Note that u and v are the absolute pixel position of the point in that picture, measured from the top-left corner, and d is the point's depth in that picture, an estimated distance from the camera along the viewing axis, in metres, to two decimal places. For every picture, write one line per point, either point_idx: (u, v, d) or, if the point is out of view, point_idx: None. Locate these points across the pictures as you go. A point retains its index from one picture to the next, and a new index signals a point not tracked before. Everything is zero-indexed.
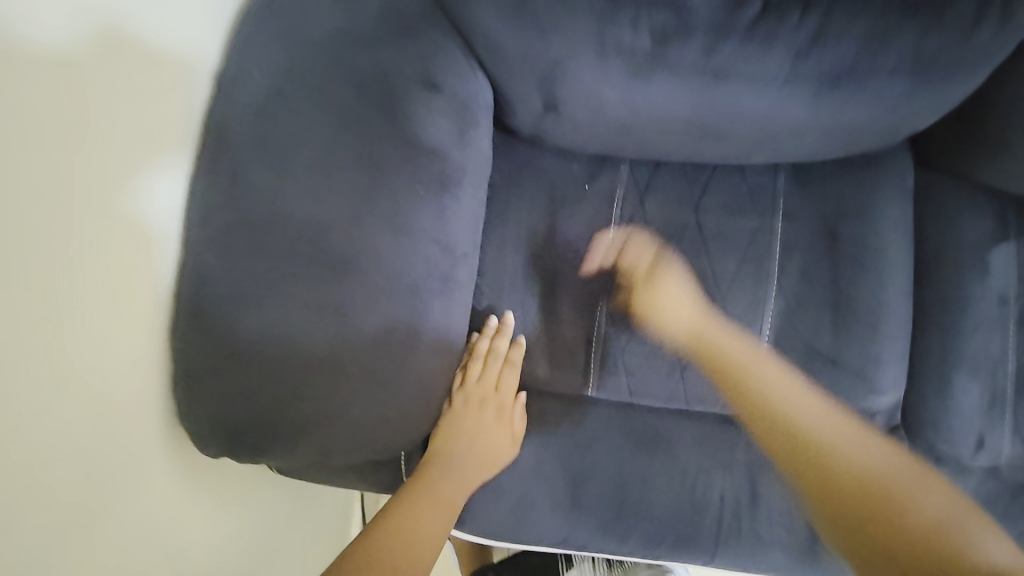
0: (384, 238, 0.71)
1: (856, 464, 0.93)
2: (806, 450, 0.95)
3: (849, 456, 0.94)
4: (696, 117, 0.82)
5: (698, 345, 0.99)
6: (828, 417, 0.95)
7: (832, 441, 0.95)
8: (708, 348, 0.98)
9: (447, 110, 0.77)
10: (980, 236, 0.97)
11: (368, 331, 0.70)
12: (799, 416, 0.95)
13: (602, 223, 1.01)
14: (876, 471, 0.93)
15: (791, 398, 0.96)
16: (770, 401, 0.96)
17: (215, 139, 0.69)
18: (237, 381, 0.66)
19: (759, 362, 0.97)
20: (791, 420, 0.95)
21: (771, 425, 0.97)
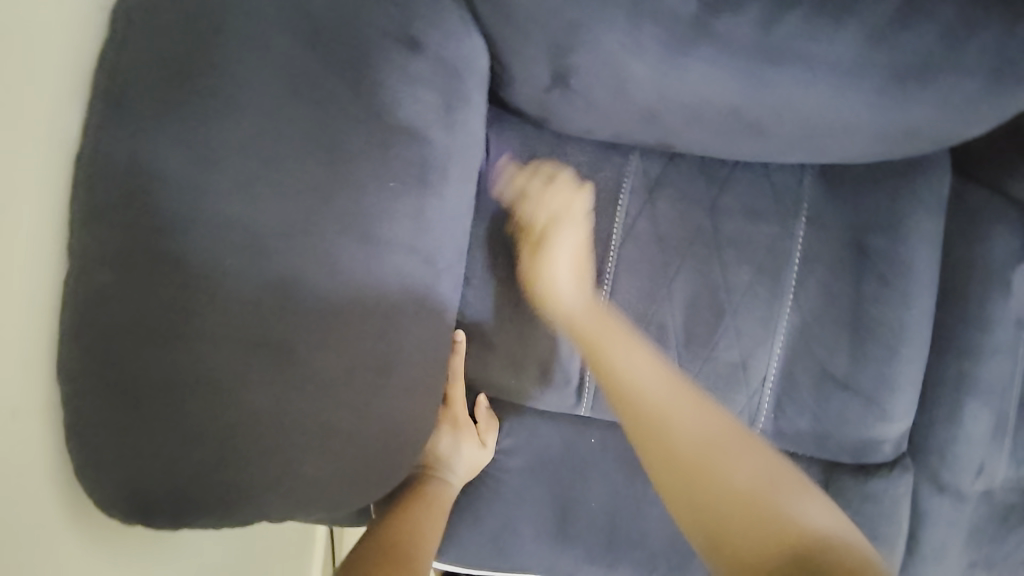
0: (344, 247, 0.55)
1: (704, 447, 0.63)
2: (758, 515, 0.56)
3: (695, 444, 0.63)
4: (738, 106, 0.68)
5: (590, 343, 0.78)
6: (700, 416, 0.66)
7: (772, 506, 0.57)
8: (597, 355, 0.76)
9: (430, 77, 0.59)
10: (1006, 254, 0.89)
11: (322, 373, 0.55)
12: (669, 412, 0.68)
13: (604, 219, 0.87)
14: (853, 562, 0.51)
15: (675, 404, 0.68)
16: (646, 406, 0.69)
17: (108, 105, 0.50)
18: (149, 441, 0.51)
19: (655, 388, 0.71)
20: (765, 512, 0.56)
21: (659, 453, 0.64)
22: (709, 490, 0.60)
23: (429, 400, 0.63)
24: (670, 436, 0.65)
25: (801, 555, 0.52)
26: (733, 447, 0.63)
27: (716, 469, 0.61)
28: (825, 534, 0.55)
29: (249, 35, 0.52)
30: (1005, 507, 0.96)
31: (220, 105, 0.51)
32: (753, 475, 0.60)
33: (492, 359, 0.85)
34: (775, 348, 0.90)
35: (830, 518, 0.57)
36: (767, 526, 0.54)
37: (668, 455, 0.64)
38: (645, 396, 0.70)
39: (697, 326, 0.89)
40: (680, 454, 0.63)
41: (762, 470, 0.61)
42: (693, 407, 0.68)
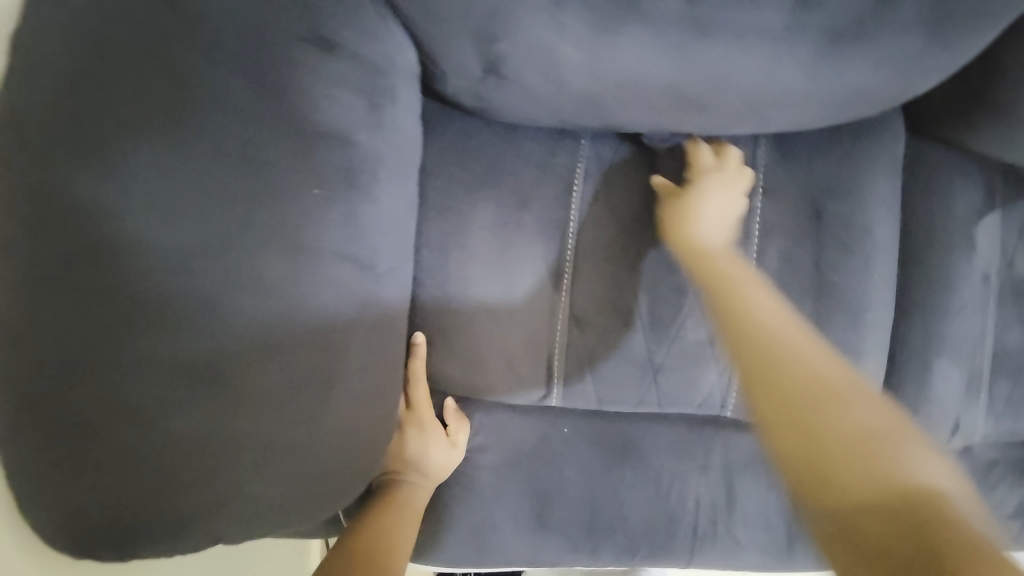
0: (271, 260, 0.54)
1: (849, 432, 0.47)
2: (791, 395, 0.50)
3: (825, 396, 0.49)
4: (672, 82, 0.67)
5: (718, 289, 0.65)
6: (778, 324, 0.58)
7: (861, 407, 0.49)
8: (722, 291, 0.64)
9: (349, 78, 0.58)
10: (962, 211, 0.89)
11: (260, 390, 0.54)
12: (799, 352, 0.54)
13: (558, 207, 0.85)
14: (897, 468, 0.44)
15: (797, 341, 0.55)
16: (808, 372, 0.52)
17: (20, 141, 0.50)
18: (86, 474, 0.51)
19: (780, 328, 0.57)
20: (830, 423, 0.48)
21: (791, 424, 0.48)
22: (805, 369, 0.52)
23: (380, 410, 0.62)
24: (755, 322, 0.58)
25: (807, 427, 0.48)
26: (799, 370, 0.52)
27: (879, 451, 0.45)
28: (819, 391, 0.50)
29: (151, 50, 0.52)
30: (984, 464, 0.96)
31: (126, 126, 0.51)
32: (828, 364, 0.53)
33: (450, 359, 0.84)
34: None
35: (889, 418, 0.49)
36: (826, 419, 0.48)
37: (803, 421, 0.48)
38: (760, 323, 0.58)
39: (662, 308, 0.87)
40: (789, 389, 0.50)
41: (855, 391, 0.51)
42: (823, 368, 0.53)
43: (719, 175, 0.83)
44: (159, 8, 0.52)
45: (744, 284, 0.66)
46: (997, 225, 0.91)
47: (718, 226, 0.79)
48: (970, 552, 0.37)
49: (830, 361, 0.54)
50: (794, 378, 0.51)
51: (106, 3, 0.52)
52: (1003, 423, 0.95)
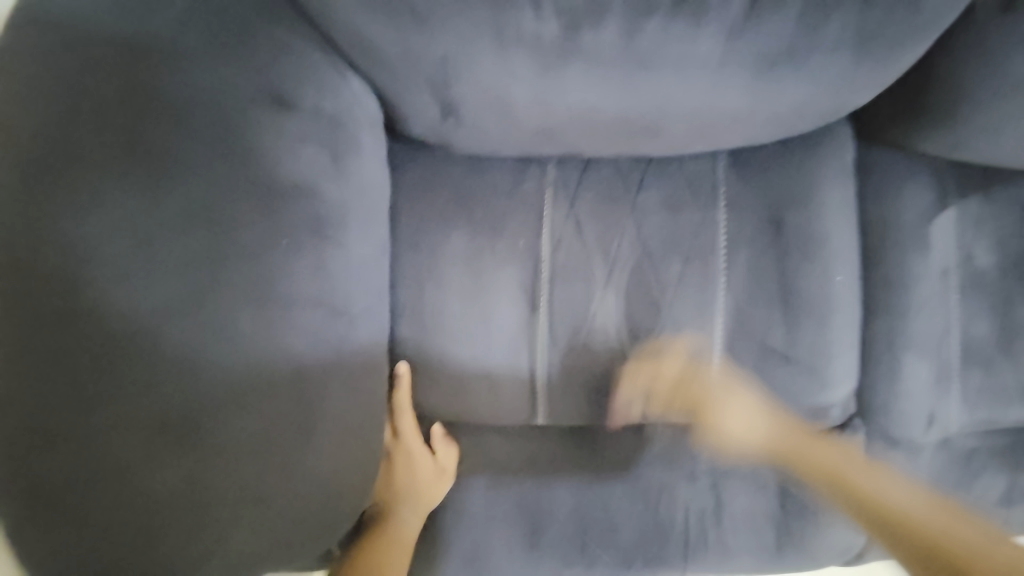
0: (245, 313, 0.57)
1: (901, 506, 0.71)
2: (876, 506, 0.73)
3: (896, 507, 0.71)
4: (621, 112, 0.71)
5: (694, 398, 0.88)
6: (842, 456, 0.82)
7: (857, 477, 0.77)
8: (784, 437, 0.85)
9: (311, 133, 0.62)
10: (917, 210, 0.93)
11: (240, 439, 0.57)
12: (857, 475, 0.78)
13: (529, 234, 0.88)
14: (949, 529, 0.67)
15: (846, 459, 0.81)
16: (861, 490, 0.75)
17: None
18: (70, 534, 0.53)
19: (847, 460, 0.80)
20: (908, 518, 0.69)
21: (883, 513, 0.71)
22: (836, 468, 0.79)
23: (358, 449, 0.65)
24: (837, 460, 0.80)
25: (883, 519, 0.71)
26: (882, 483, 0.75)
27: (939, 532, 0.67)
28: (878, 481, 0.76)
29: (114, 122, 0.55)
30: (962, 452, 0.99)
31: (92, 196, 0.53)
32: (891, 486, 0.75)
33: (434, 389, 0.87)
34: (714, 333, 0.92)
35: (914, 494, 0.73)
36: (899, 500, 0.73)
37: (879, 509, 0.72)
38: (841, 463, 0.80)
39: (635, 323, 0.91)
40: (866, 491, 0.75)
41: (893, 493, 0.74)
42: (872, 476, 0.77)
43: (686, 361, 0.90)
44: (120, 83, 0.55)
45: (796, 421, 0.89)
46: (954, 221, 0.94)
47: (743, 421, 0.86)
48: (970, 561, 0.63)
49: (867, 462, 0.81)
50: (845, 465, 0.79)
51: (66, 80, 0.55)
52: (976, 412, 0.97)
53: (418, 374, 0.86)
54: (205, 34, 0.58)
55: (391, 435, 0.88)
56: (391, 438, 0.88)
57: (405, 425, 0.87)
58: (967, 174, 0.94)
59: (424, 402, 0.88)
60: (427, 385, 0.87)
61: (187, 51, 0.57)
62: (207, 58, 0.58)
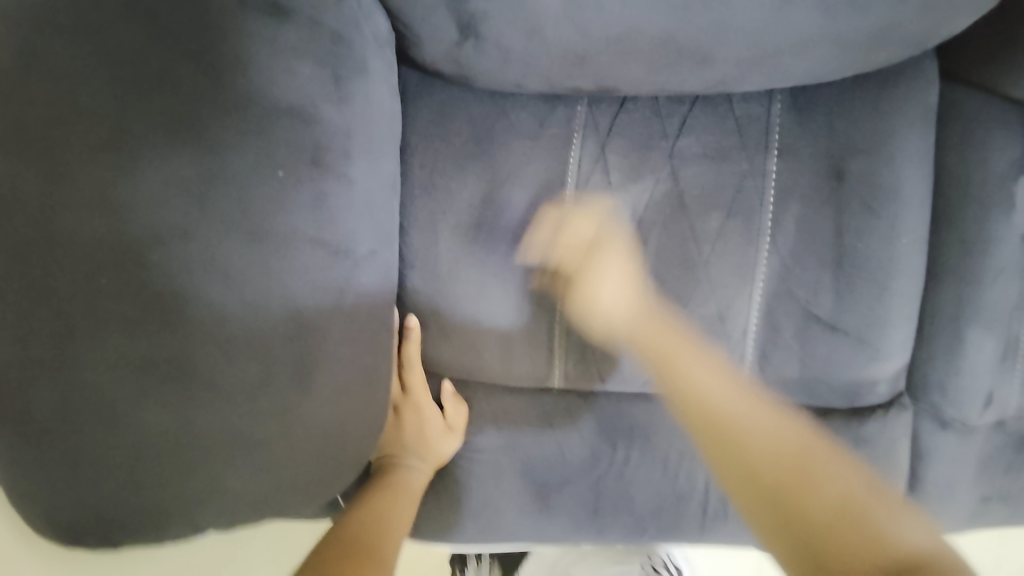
0: (235, 249, 0.52)
1: (848, 521, 0.55)
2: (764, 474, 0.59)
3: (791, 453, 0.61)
4: (667, 30, 0.61)
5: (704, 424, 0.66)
6: (778, 438, 0.62)
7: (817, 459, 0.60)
8: (715, 423, 0.65)
9: (311, 48, 0.55)
10: (1006, 163, 0.80)
11: (232, 384, 0.53)
12: (741, 418, 0.65)
13: (554, 179, 0.81)
14: (883, 530, 0.53)
15: (763, 423, 0.64)
16: (755, 442, 0.62)
17: None
18: (67, 470, 0.52)
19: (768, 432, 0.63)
20: (824, 523, 0.55)
21: (775, 469, 0.59)
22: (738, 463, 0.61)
23: (358, 405, 0.60)
24: (734, 423, 0.64)
25: (788, 501, 0.57)
26: (826, 476, 0.59)
27: (807, 488, 0.57)
28: (770, 449, 0.61)
29: (88, 31, 0.49)
30: (1020, 438, 0.90)
31: (69, 116, 0.49)
32: (789, 432, 0.63)
33: (445, 344, 0.82)
34: (754, 296, 0.84)
35: (781, 432, 0.63)
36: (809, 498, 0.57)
37: (750, 467, 0.60)
38: (741, 427, 0.64)
39: (666, 281, 0.83)
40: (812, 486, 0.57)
41: (768, 433, 0.63)
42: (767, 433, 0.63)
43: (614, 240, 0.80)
44: None
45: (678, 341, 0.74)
46: None
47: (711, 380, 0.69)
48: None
49: (768, 414, 0.65)
50: (760, 454, 0.61)
51: None
52: None
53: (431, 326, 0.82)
54: None
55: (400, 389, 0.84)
56: (399, 393, 0.83)
57: (412, 380, 0.83)
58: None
59: (435, 358, 0.83)
60: (440, 339, 0.82)
61: None
62: None
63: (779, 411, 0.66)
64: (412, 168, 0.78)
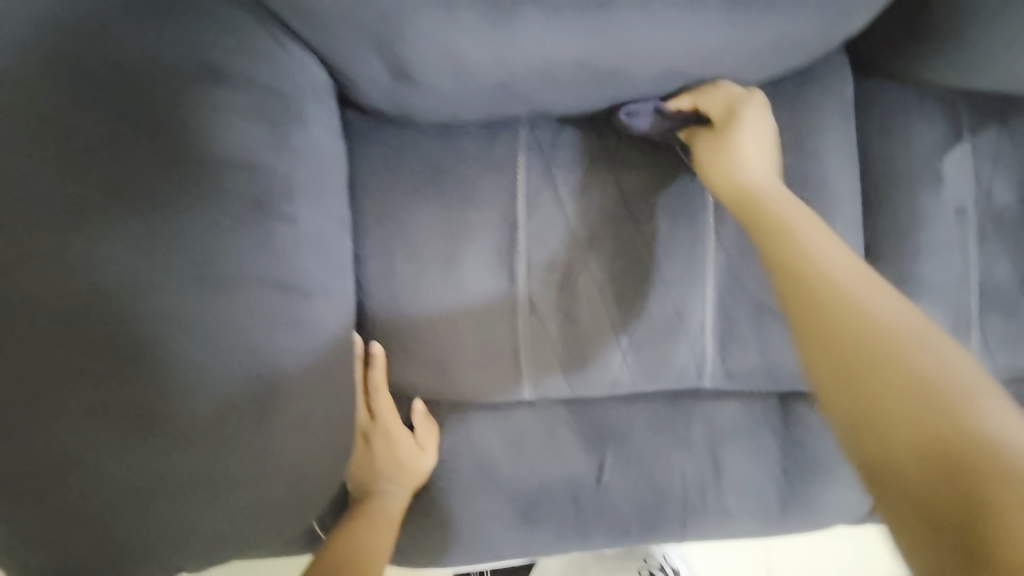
0: (192, 292, 0.56)
1: (937, 402, 0.42)
2: (859, 348, 0.46)
3: (933, 376, 0.43)
4: (584, 59, 0.66)
5: (854, 341, 0.47)
6: (940, 352, 0.45)
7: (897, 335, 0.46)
8: (884, 340, 0.46)
9: (253, 105, 0.60)
10: (927, 145, 0.86)
11: (197, 422, 0.56)
12: (909, 357, 0.45)
13: (506, 201, 0.85)
14: (970, 416, 0.41)
15: (917, 343, 0.46)
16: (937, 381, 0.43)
17: None
18: (48, 518, 0.55)
19: (900, 326, 0.47)
20: (979, 459, 0.39)
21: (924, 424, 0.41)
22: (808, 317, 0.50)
23: (323, 433, 0.63)
24: (900, 346, 0.45)
25: (924, 395, 0.42)
26: (962, 408, 0.41)
27: (955, 401, 0.42)
28: (948, 371, 0.44)
29: (44, 111, 0.55)
30: None
31: (33, 186, 0.54)
32: (959, 362, 0.44)
33: (414, 366, 0.85)
34: (706, 291, 0.88)
35: (910, 313, 0.48)
36: (883, 374, 0.44)
37: (906, 378, 0.44)
38: (904, 346, 0.45)
39: (621, 286, 0.87)
40: (943, 420, 0.41)
41: (923, 375, 0.43)
42: (931, 346, 0.45)
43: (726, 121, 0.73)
44: (53, 73, 0.55)
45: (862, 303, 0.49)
46: (960, 157, 0.90)
47: (751, 155, 0.71)
48: (1000, 479, 0.37)
49: (904, 302, 0.50)
50: (917, 371, 0.44)
51: None
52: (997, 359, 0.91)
53: (393, 351, 0.84)
54: (130, 12, 0.58)
55: (369, 416, 0.86)
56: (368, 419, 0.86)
57: (379, 406, 0.85)
58: (964, 106, 0.90)
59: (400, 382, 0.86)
60: (404, 363, 0.85)
61: (122, 34, 0.57)
62: (131, 38, 0.57)
63: (887, 308, 0.49)
64: (368, 202, 0.82)
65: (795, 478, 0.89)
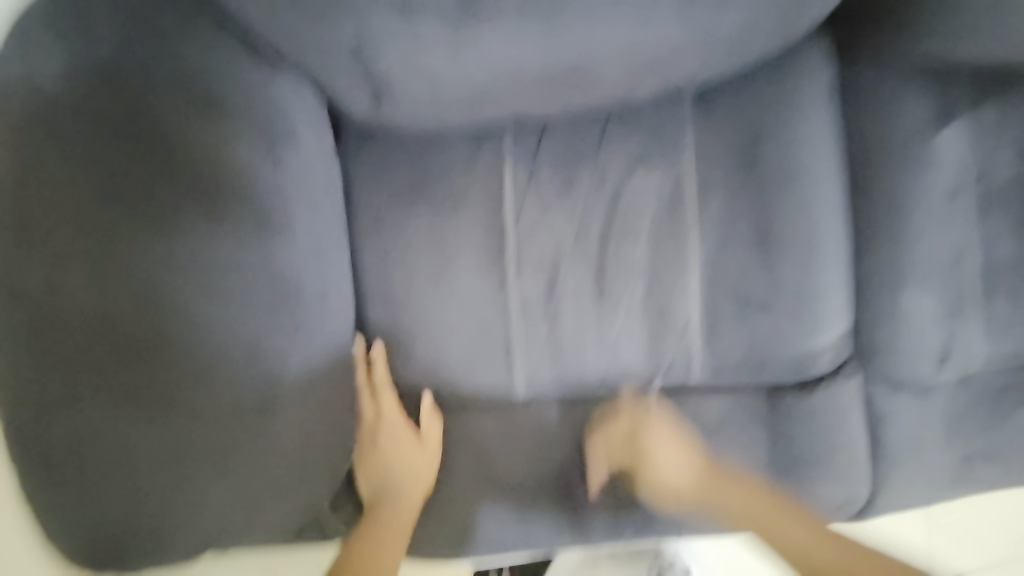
0: (199, 300, 0.65)
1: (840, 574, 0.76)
2: (822, 570, 0.77)
3: (804, 549, 0.79)
4: (546, 64, 0.71)
5: (774, 541, 0.81)
6: (796, 533, 0.81)
7: (842, 574, 0.76)
8: (778, 535, 0.81)
9: (248, 129, 0.67)
10: (914, 129, 0.85)
11: (210, 411, 0.66)
12: (781, 537, 0.81)
13: (494, 205, 0.89)
14: (815, 566, 0.77)
15: (775, 524, 0.82)
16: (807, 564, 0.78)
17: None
18: (79, 496, 0.64)
19: (798, 534, 0.81)
20: (811, 556, 0.78)
21: (805, 566, 0.78)
22: (813, 559, 0.78)
23: (313, 422, 0.72)
24: (804, 559, 0.78)
25: (801, 559, 0.79)
26: (783, 538, 0.81)
27: (793, 552, 0.79)
28: (797, 552, 0.79)
29: (59, 139, 0.62)
30: (988, 390, 0.91)
31: (58, 205, 0.62)
32: (805, 531, 0.81)
33: (414, 362, 0.90)
34: (692, 284, 0.90)
35: (812, 535, 0.80)
36: (830, 562, 0.77)
37: (801, 555, 0.79)
38: (761, 518, 0.82)
39: (606, 282, 0.91)
40: (823, 562, 0.78)
41: (795, 548, 0.80)
42: (790, 529, 0.81)
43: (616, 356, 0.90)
44: (73, 104, 0.63)
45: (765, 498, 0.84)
46: (966, 137, 0.86)
47: (675, 471, 0.88)
48: None
49: (759, 487, 0.85)
50: (826, 558, 0.78)
51: (16, 105, 0.62)
52: (999, 344, 0.90)
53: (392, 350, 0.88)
54: (128, 46, 0.64)
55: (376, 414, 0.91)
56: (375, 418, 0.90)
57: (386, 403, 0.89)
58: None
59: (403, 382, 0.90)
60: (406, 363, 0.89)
61: (131, 66, 0.64)
62: (134, 74, 0.64)
63: (755, 493, 0.84)
64: (363, 211, 0.88)
65: (787, 467, 0.90)
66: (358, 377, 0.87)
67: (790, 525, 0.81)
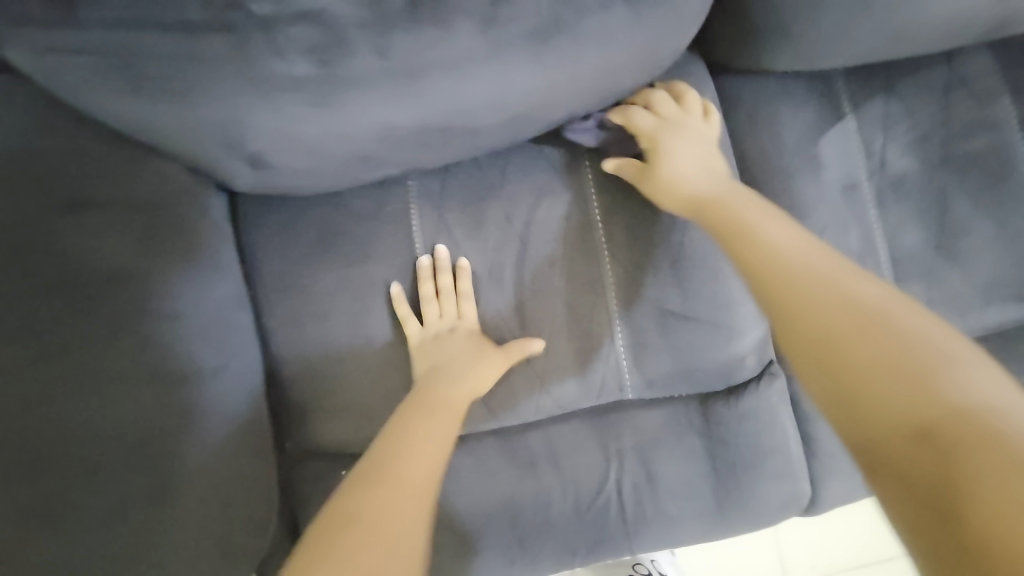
0: (84, 400, 0.61)
1: (908, 385, 0.45)
2: (861, 368, 0.48)
3: (925, 355, 0.46)
4: (421, 123, 0.71)
5: (831, 346, 0.50)
6: (948, 351, 0.47)
7: (900, 321, 0.50)
8: (851, 343, 0.49)
9: (125, 220, 0.68)
10: (797, 133, 0.89)
11: (100, 520, 0.60)
12: (935, 384, 0.45)
13: (405, 252, 0.90)
14: (944, 379, 0.45)
15: (920, 339, 0.48)
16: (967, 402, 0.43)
17: None
18: None
19: (885, 314, 0.51)
20: (938, 407, 0.43)
21: (859, 416, 0.47)
22: (787, 294, 0.55)
23: (225, 502, 0.69)
24: (936, 368, 0.46)
25: (875, 397, 0.46)
26: (950, 360, 0.46)
27: (907, 365, 0.46)
28: (927, 356, 0.46)
29: None
30: None
31: None
32: (933, 331, 0.49)
33: (336, 423, 0.87)
34: (611, 306, 0.90)
35: (931, 332, 0.49)
36: (950, 437, 0.42)
37: (856, 384, 0.47)
38: (920, 348, 0.47)
39: (526, 313, 0.91)
40: (906, 359, 0.47)
41: (963, 368, 0.45)
42: (942, 342, 0.48)
43: (673, 124, 0.82)
44: None
45: (875, 326, 0.50)
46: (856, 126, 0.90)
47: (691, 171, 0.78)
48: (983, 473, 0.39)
49: (903, 301, 0.52)
50: (948, 387, 0.44)
51: None
52: None
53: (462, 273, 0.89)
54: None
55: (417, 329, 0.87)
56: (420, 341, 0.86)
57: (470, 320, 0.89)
58: (842, 84, 0.90)
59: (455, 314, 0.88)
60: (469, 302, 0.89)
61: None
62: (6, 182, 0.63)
63: (919, 313, 0.51)
64: (271, 274, 0.87)
65: (726, 474, 0.90)
66: (443, 286, 0.88)
67: (875, 300, 0.52)
